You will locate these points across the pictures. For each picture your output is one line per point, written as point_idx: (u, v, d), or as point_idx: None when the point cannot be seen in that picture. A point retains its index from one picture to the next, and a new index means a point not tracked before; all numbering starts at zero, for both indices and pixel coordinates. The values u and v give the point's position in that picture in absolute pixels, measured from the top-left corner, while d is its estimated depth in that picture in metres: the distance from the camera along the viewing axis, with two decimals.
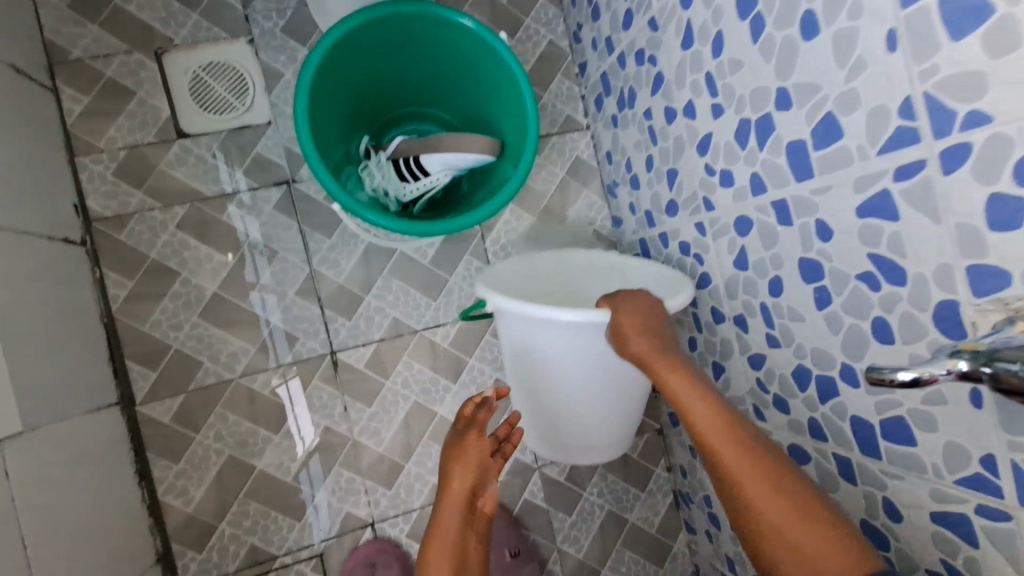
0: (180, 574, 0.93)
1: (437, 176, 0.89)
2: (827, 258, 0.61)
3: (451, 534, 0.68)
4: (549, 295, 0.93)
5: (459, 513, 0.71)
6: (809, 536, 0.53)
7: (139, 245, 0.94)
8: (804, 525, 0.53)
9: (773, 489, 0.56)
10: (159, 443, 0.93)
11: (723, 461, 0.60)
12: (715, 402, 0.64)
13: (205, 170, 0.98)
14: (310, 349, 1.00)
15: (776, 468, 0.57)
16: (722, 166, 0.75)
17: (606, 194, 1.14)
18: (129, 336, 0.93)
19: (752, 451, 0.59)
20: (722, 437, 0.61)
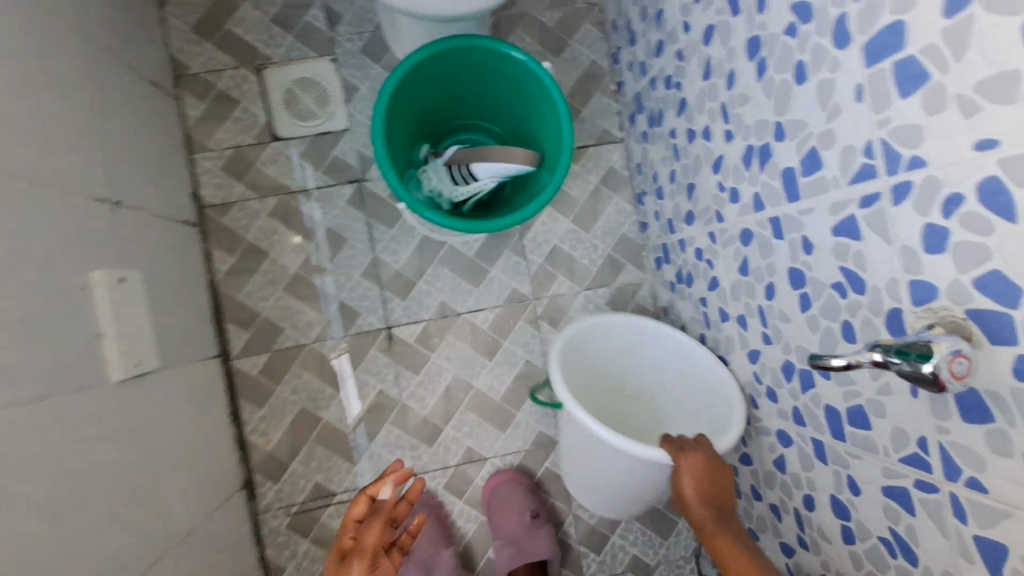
0: (259, 500, 1.13)
1: (484, 181, 1.03)
2: (809, 269, 0.71)
3: None
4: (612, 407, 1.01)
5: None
6: None
7: (237, 229, 1.14)
8: None
9: None
10: (248, 391, 1.13)
11: None
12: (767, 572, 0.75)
13: (293, 169, 1.16)
14: (370, 323, 1.18)
15: None
16: (731, 184, 0.86)
17: (636, 201, 1.26)
18: (228, 302, 1.13)
19: None
20: None
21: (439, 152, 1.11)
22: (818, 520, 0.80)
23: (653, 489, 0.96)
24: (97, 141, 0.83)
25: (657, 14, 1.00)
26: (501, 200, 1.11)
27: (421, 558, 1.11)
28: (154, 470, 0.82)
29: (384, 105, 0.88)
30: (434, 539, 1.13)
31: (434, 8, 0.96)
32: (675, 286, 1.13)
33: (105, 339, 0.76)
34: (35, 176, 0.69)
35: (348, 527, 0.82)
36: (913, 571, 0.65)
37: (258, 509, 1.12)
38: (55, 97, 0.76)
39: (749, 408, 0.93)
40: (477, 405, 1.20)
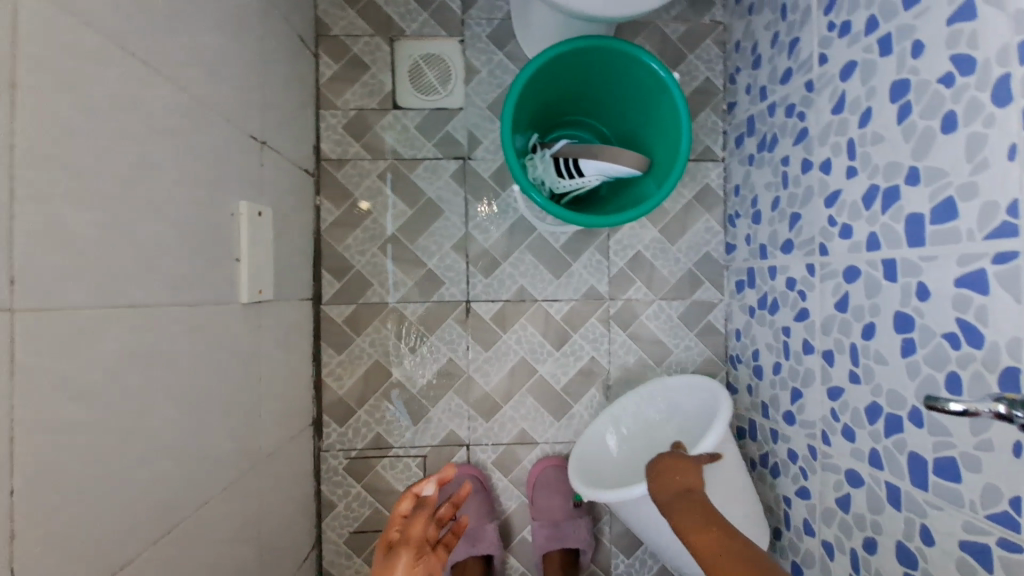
0: (324, 438, 1.20)
1: (589, 178, 1.06)
2: (920, 315, 0.72)
3: None
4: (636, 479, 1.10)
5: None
6: None
7: (349, 184, 1.22)
8: None
9: None
10: (331, 336, 1.21)
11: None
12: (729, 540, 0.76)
13: (407, 138, 1.23)
14: (451, 294, 1.23)
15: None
16: (844, 221, 0.86)
17: (726, 222, 1.26)
18: (328, 251, 1.21)
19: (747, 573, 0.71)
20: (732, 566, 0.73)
21: (546, 142, 1.15)
22: (877, 563, 0.80)
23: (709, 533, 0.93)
24: (258, 85, 0.91)
25: (792, 42, 1.00)
26: (600, 198, 1.14)
27: (467, 529, 1.16)
28: (255, 389, 0.90)
29: (516, 93, 0.92)
30: (481, 513, 1.18)
31: (584, 4, 0.99)
32: (755, 310, 1.13)
33: (241, 264, 0.84)
34: (215, 108, 0.76)
35: (396, 520, 0.85)
36: None
37: (322, 446, 1.20)
38: (235, 40, 0.83)
39: (818, 442, 0.93)
40: (537, 390, 1.24)
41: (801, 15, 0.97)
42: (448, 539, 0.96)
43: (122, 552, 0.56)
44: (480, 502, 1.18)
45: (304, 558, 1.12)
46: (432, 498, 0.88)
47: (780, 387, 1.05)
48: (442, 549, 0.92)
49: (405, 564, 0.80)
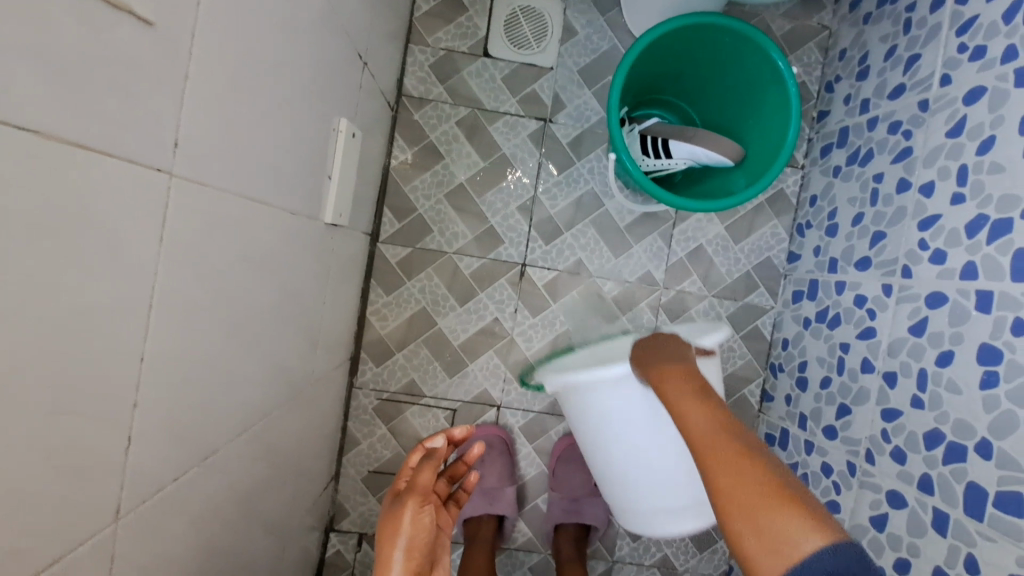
0: (358, 375, 1.20)
1: (675, 161, 1.05)
2: (1011, 351, 0.71)
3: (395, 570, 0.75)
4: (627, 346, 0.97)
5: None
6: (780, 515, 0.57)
7: (425, 125, 1.19)
8: (777, 505, 0.58)
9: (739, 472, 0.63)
10: (382, 276, 1.20)
11: (717, 480, 0.64)
12: (714, 415, 0.71)
13: (492, 88, 1.20)
14: (508, 255, 1.22)
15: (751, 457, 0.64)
16: (938, 246, 0.85)
17: (793, 231, 1.25)
18: (393, 189, 1.19)
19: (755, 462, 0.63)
20: (720, 444, 0.67)
21: (635, 118, 1.13)
22: None
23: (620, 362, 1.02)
24: (372, 3, 0.88)
25: (910, 58, 0.98)
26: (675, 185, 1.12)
27: (488, 487, 1.19)
28: (318, 311, 0.89)
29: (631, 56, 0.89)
30: (502, 474, 1.20)
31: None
32: (811, 323, 1.13)
33: (331, 182, 0.82)
34: (339, 15, 0.74)
35: (405, 471, 0.86)
36: None
37: (356, 383, 1.20)
38: None
39: (860, 460, 0.94)
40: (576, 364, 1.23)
41: (928, 30, 0.95)
42: (458, 497, 0.94)
43: (207, 443, 0.56)
44: (504, 463, 1.20)
45: (324, 488, 1.14)
46: (441, 452, 0.86)
47: (825, 402, 1.05)
48: (451, 509, 0.91)
49: (415, 507, 0.79)
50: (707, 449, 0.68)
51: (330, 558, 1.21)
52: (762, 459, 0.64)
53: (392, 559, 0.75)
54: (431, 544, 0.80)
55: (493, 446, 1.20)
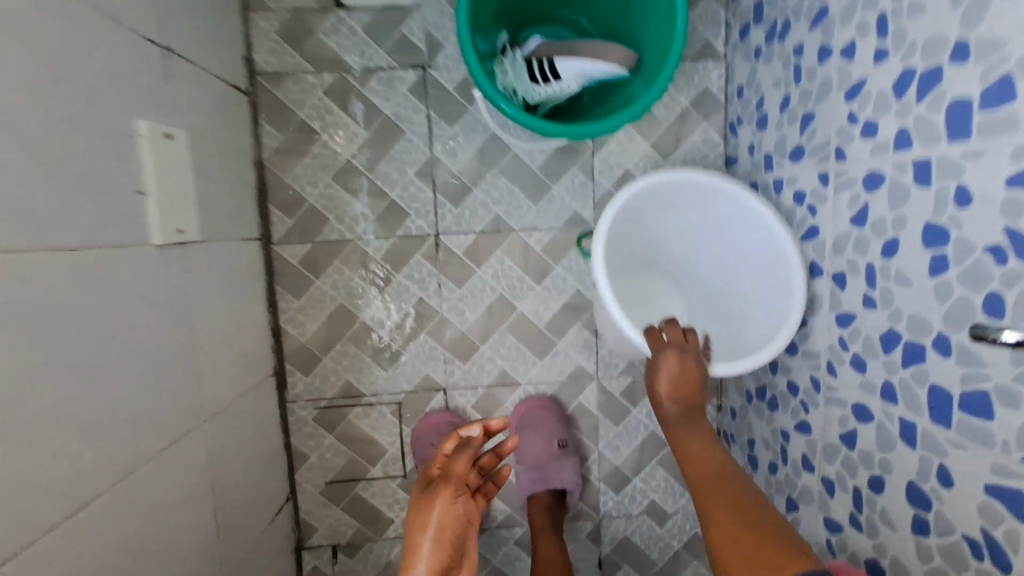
0: (289, 389, 1.12)
1: (567, 83, 0.90)
2: (958, 226, 0.60)
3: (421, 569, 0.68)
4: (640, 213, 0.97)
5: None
6: (758, 552, 0.60)
7: (290, 103, 1.05)
8: (756, 546, 0.61)
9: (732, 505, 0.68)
10: (287, 280, 1.09)
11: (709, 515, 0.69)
12: (727, 471, 0.75)
13: (355, 44, 1.05)
14: (418, 227, 1.10)
15: (743, 501, 0.69)
16: (868, 116, 0.72)
17: (726, 132, 1.11)
18: (274, 183, 1.06)
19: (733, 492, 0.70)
20: (717, 508, 0.69)
21: (516, 42, 0.98)
22: (883, 504, 0.73)
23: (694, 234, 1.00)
24: None
25: None
26: (577, 109, 1.00)
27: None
28: (189, 343, 0.80)
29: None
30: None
31: None
32: None
33: (146, 197, 0.70)
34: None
35: (437, 457, 0.77)
36: None
37: (288, 397, 1.12)
38: None
39: (823, 374, 0.85)
40: (517, 327, 1.14)
41: None
42: (488, 491, 0.86)
43: None
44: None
45: (278, 512, 1.08)
46: (478, 440, 0.77)
47: None
48: (479, 500, 0.82)
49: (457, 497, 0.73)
50: (702, 495, 0.73)
51: (309, 574, 1.17)
52: (755, 518, 0.66)
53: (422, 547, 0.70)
54: (461, 540, 0.73)
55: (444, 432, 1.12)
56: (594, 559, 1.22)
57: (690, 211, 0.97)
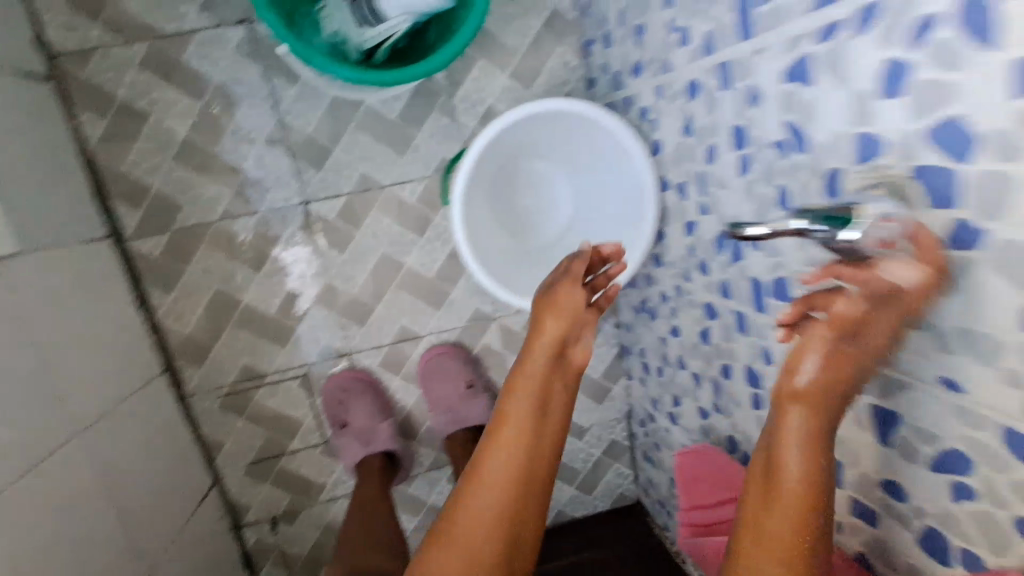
0: (185, 383, 1.10)
1: (394, 21, 0.84)
2: (752, 126, 0.62)
3: (494, 491, 0.65)
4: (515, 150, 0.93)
5: (497, 499, 0.65)
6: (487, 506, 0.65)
7: (105, 83, 0.95)
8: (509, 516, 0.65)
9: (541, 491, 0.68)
10: (153, 274, 1.04)
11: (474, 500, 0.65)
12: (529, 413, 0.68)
13: (162, 5, 0.94)
14: (282, 198, 1.05)
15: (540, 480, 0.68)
16: (680, 23, 0.72)
17: (582, 52, 1.08)
18: (111, 174, 0.99)
19: (533, 476, 0.67)
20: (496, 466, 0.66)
21: None
22: (732, 387, 0.81)
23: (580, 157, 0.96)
24: None
25: None
26: (424, 47, 0.94)
27: (361, 430, 1.13)
28: (39, 360, 0.77)
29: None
30: (371, 412, 1.13)
31: None
32: None
33: None
34: None
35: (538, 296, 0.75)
36: None
37: (187, 391, 1.10)
38: None
39: (682, 281, 0.90)
40: (408, 283, 1.13)
41: None
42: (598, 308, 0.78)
43: None
44: (369, 402, 1.14)
45: (202, 500, 1.10)
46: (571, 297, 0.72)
47: None
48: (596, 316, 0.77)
49: (555, 324, 0.70)
50: (488, 485, 0.66)
51: (253, 548, 1.21)
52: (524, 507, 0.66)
53: (512, 407, 0.69)
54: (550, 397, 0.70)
55: (351, 390, 1.14)
56: None
57: (560, 135, 0.93)
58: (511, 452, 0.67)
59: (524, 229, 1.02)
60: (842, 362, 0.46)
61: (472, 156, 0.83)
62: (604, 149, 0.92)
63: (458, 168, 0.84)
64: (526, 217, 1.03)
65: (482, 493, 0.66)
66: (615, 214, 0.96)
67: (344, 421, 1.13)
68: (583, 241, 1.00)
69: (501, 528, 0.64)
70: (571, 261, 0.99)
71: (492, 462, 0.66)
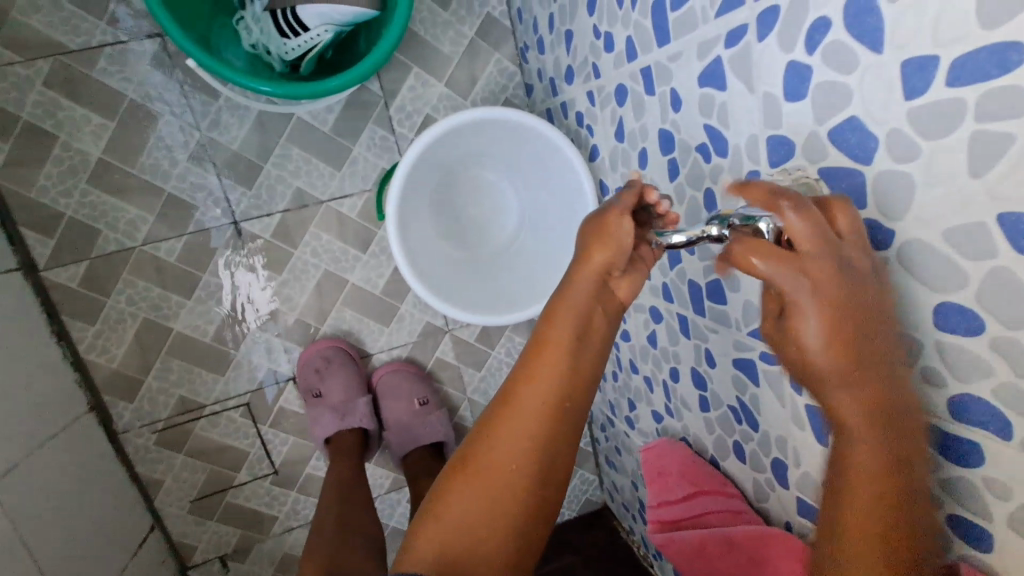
0: (115, 421, 1.02)
1: (314, 32, 0.81)
2: (678, 130, 0.62)
3: (499, 482, 0.49)
4: (455, 156, 0.89)
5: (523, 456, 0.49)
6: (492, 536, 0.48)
7: (5, 104, 0.88)
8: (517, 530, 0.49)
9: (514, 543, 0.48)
10: (72, 306, 0.97)
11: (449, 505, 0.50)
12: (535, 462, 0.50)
13: (66, 19, 0.88)
14: (212, 218, 1.00)
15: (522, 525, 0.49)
16: (605, 28, 0.72)
17: (519, 58, 1.07)
18: (17, 202, 0.91)
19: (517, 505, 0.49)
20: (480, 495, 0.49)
21: None
22: (681, 390, 0.80)
23: (516, 162, 0.93)
24: None
25: None
26: (354, 57, 0.91)
27: (336, 403, 1.07)
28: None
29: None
30: (348, 385, 1.07)
31: None
32: None
33: None
34: None
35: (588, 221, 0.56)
36: (754, 435, 0.65)
37: (118, 429, 1.03)
38: None
39: None
40: (353, 300, 1.09)
41: None
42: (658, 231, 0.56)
43: None
44: (349, 376, 1.08)
45: (141, 544, 1.02)
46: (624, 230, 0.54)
47: None
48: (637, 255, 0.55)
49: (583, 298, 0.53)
50: (462, 472, 0.51)
51: None
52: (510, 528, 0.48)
53: (526, 401, 0.51)
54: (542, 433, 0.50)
55: (334, 359, 1.07)
56: None
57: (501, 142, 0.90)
58: (500, 471, 0.49)
59: (468, 239, 0.97)
60: (839, 306, 0.37)
61: (404, 170, 0.79)
62: (542, 156, 0.88)
63: (390, 182, 0.80)
64: (469, 226, 0.97)
65: (458, 532, 0.48)
66: (557, 220, 0.92)
67: (319, 391, 1.06)
68: (529, 250, 0.95)
69: (485, 534, 0.48)
70: (516, 271, 0.94)
71: (487, 484, 0.49)
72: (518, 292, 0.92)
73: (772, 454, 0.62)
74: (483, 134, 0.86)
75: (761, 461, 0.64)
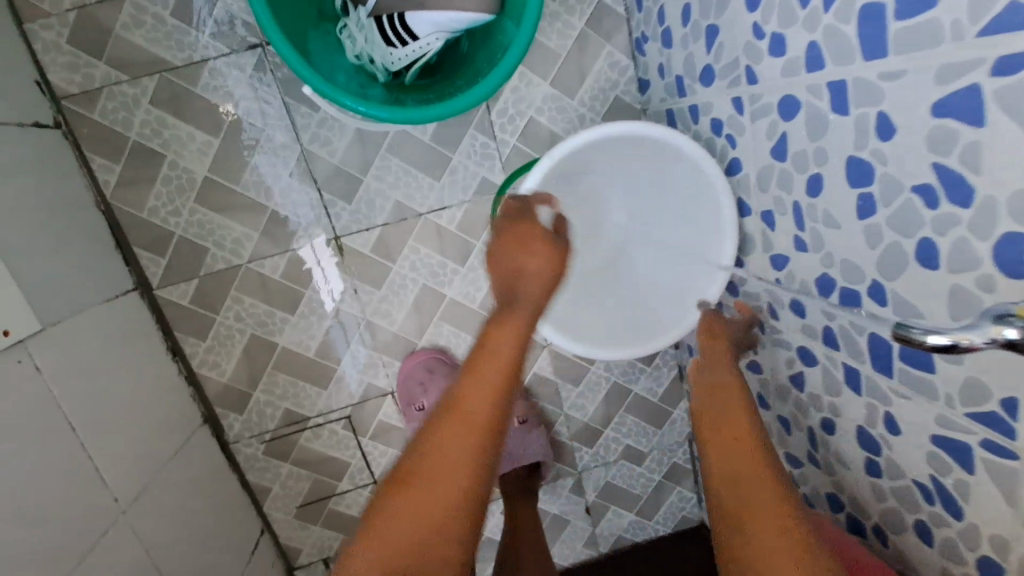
0: (227, 432, 1.05)
1: (426, 41, 0.76)
2: (881, 162, 0.51)
3: (441, 467, 0.49)
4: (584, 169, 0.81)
5: (476, 445, 0.50)
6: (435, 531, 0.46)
7: (115, 124, 0.88)
8: (461, 524, 0.47)
9: (472, 522, 0.48)
10: (185, 323, 0.98)
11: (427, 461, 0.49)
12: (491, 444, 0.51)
13: (168, 35, 0.86)
14: (313, 235, 0.97)
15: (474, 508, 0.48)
16: (774, 29, 0.60)
17: (634, 50, 0.95)
18: (131, 223, 0.92)
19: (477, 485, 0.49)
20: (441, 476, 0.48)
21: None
22: (837, 445, 0.71)
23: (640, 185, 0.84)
24: None
25: None
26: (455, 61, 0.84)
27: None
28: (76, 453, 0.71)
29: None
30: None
31: None
32: None
33: None
34: None
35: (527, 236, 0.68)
36: (953, 523, 0.55)
37: (229, 439, 1.05)
38: None
39: (765, 316, 0.78)
40: (452, 315, 1.05)
41: None
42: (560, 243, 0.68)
43: None
44: (451, 388, 1.03)
45: (254, 548, 1.06)
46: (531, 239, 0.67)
47: None
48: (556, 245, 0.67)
49: (524, 299, 0.63)
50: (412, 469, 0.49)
51: None
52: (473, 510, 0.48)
53: (473, 408, 0.52)
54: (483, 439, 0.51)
55: (435, 369, 1.03)
56: (580, 508, 1.24)
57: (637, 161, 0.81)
58: (459, 473, 0.48)
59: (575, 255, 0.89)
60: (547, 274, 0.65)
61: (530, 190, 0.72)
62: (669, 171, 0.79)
63: (511, 200, 0.73)
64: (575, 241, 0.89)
65: (425, 497, 0.47)
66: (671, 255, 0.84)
67: (422, 404, 1.03)
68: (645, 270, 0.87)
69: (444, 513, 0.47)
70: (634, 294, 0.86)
71: (438, 456, 0.49)
72: (643, 320, 0.84)
73: (981, 550, 0.53)
74: (628, 147, 0.78)
75: (961, 553, 0.55)
